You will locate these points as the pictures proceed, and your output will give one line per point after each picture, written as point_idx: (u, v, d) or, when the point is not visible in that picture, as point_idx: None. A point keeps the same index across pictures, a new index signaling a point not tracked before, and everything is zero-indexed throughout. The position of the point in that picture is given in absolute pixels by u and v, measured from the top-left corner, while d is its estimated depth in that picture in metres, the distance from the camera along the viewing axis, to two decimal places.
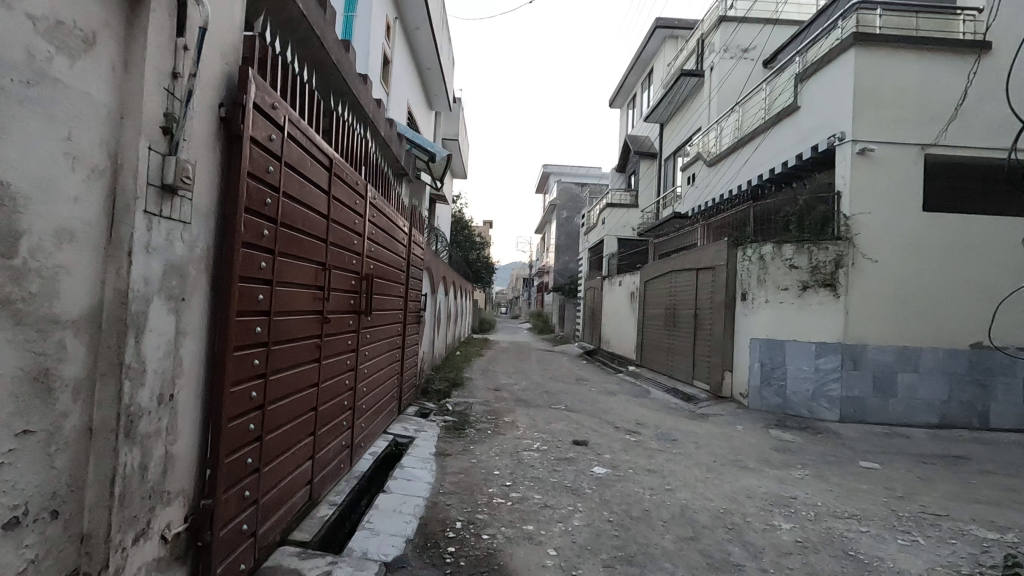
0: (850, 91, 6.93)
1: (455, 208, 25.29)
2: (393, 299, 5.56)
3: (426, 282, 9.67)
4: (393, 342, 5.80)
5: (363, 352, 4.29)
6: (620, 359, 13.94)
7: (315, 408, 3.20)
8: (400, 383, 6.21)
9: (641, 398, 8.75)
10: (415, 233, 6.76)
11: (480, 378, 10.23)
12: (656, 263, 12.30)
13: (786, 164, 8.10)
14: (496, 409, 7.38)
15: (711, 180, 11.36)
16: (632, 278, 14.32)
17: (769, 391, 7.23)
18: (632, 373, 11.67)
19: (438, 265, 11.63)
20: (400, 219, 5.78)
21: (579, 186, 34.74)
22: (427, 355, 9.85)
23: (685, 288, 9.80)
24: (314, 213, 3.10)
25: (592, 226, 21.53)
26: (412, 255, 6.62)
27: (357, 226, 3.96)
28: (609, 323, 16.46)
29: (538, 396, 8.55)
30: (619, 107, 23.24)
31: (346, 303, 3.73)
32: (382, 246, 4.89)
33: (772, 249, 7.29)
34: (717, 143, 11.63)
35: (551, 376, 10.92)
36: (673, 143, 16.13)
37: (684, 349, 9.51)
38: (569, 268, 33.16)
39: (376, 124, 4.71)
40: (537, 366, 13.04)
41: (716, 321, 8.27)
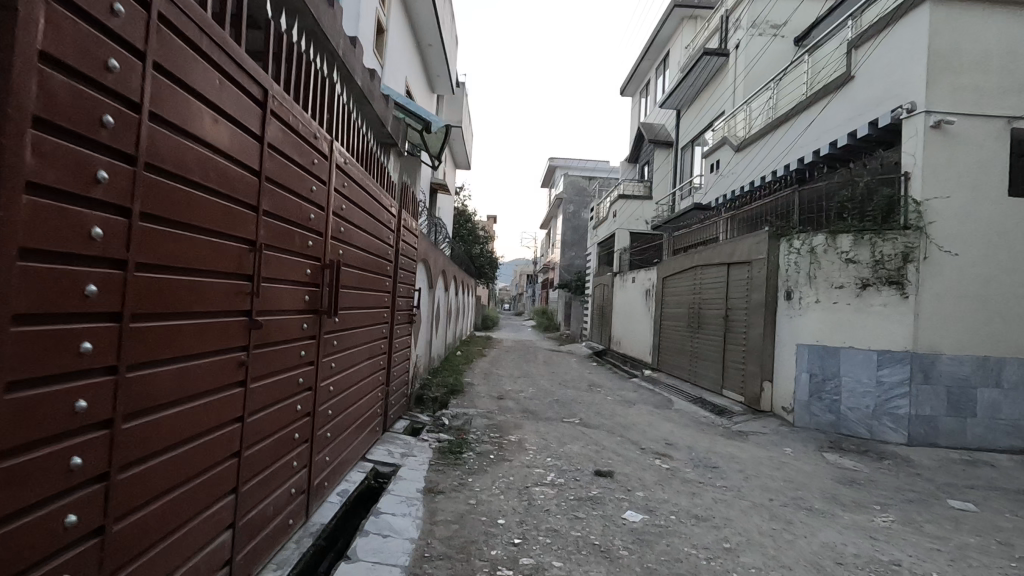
0: (923, 54, 5.86)
1: (458, 200, 24.24)
2: (375, 295, 4.53)
3: (423, 275, 8.63)
4: (376, 348, 4.78)
5: (327, 363, 3.27)
6: (634, 362, 12.90)
7: (238, 454, 2.18)
8: (385, 395, 5.20)
9: (665, 410, 7.71)
10: (407, 216, 5.73)
11: (481, 383, 9.21)
12: (675, 257, 11.24)
13: (836, 144, 7.11)
14: (499, 424, 6.34)
15: (739, 167, 10.35)
16: (647, 275, 13.26)
17: (819, 407, 6.17)
18: (649, 378, 10.61)
19: (438, 259, 10.60)
20: (385, 198, 4.74)
21: (586, 180, 33.61)
22: (423, 358, 8.82)
23: (713, 285, 8.74)
24: (232, 166, 2.06)
25: (601, 220, 20.47)
26: (402, 243, 5.58)
27: (317, 196, 2.93)
28: (621, 323, 15.37)
29: (547, 406, 7.53)
30: (631, 96, 22.13)
31: (296, 300, 2.70)
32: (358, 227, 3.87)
33: (825, 240, 6.23)
34: (746, 125, 10.57)
35: (560, 381, 9.88)
36: (693, 130, 15.04)
37: (712, 354, 8.46)
38: (575, 264, 32.10)
39: (349, 69, 3.67)
40: (543, 369, 11.99)
41: (752, 323, 7.20)
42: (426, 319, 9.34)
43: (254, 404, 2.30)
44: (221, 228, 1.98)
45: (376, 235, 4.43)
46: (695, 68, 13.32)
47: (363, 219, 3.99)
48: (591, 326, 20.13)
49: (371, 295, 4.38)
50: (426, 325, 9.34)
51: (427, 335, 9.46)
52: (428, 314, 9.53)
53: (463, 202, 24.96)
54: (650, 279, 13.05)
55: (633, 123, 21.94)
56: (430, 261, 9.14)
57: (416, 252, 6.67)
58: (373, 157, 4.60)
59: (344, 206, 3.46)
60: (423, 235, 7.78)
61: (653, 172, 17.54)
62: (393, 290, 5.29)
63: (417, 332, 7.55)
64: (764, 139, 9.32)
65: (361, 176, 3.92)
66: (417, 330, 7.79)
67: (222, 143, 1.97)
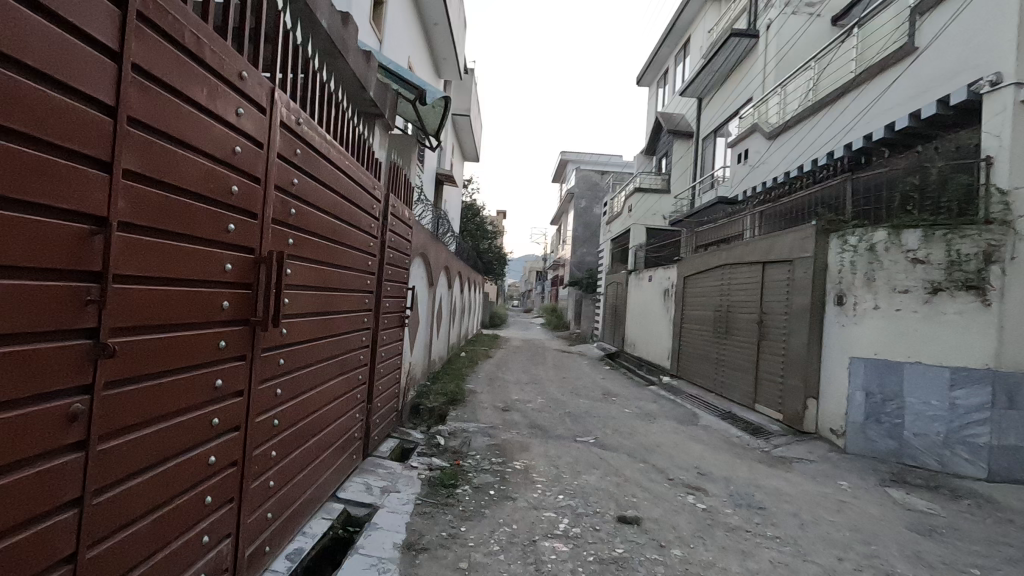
0: (1014, 16, 4.92)
1: (466, 194, 23.48)
2: (351, 296, 3.69)
3: (421, 271, 7.77)
4: (355, 358, 3.96)
5: (269, 389, 2.44)
6: (651, 366, 12.02)
7: (73, 557, 1.38)
8: (367, 412, 4.37)
9: (690, 427, 6.83)
10: (398, 202, 4.88)
11: (484, 391, 8.38)
12: (698, 255, 10.33)
13: (894, 127, 6.20)
14: (502, 444, 5.50)
15: (772, 156, 9.43)
16: (665, 274, 12.37)
17: (877, 431, 5.28)
18: (669, 386, 9.73)
19: (441, 253, 9.77)
20: (365, 177, 3.89)
21: (598, 174, 32.57)
22: (419, 363, 7.96)
23: (745, 286, 7.83)
24: (46, 92, 1.22)
25: (614, 215, 19.57)
26: (392, 233, 4.73)
27: (245, 162, 2.08)
28: (636, 325, 14.48)
29: (557, 421, 6.67)
30: (648, 86, 21.16)
31: (200, 310, 1.86)
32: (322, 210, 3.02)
33: (887, 236, 5.30)
34: (778, 111, 9.63)
35: (571, 389, 9.03)
36: (717, 119, 14.08)
37: (744, 363, 7.56)
38: (586, 261, 31.27)
39: (310, 6, 2.83)
40: (553, 373, 11.12)
41: (794, 331, 6.29)
42: (425, 319, 8.51)
43: (104, 477, 1.47)
44: (9, 193, 1.14)
45: (350, 221, 3.57)
46: (721, 52, 12.36)
47: (331, 199, 3.15)
48: (603, 326, 19.23)
49: (345, 295, 3.53)
50: (425, 325, 8.50)
51: (426, 337, 8.61)
52: (428, 313, 8.69)
53: (471, 195, 24.15)
54: (669, 278, 12.14)
55: (650, 114, 20.97)
56: (430, 256, 8.30)
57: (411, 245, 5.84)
58: (351, 127, 3.75)
59: (297, 181, 2.62)
60: (421, 226, 6.93)
61: (671, 164, 16.58)
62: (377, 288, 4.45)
63: (410, 333, 6.72)
64: (801, 125, 8.40)
65: (328, 146, 3.07)
66: (412, 331, 6.97)
67: (12, 46, 1.13)
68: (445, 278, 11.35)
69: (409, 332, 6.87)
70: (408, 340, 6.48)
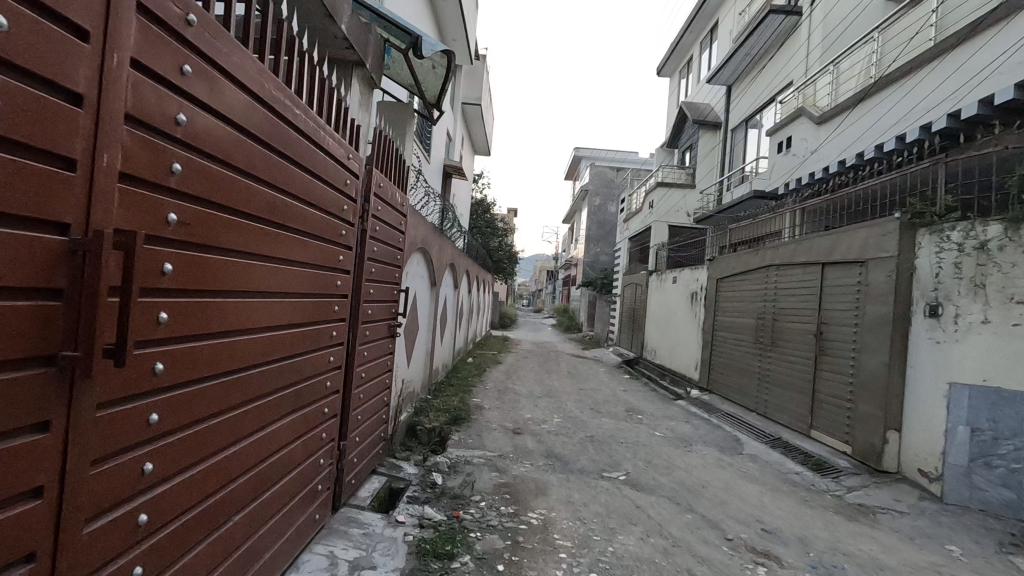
0: None
1: (476, 189, 22.53)
2: (309, 302, 2.67)
3: (420, 269, 6.72)
4: (320, 383, 2.95)
5: (129, 465, 1.44)
6: (676, 377, 10.94)
7: None
8: (342, 450, 3.37)
9: (736, 458, 5.75)
10: (386, 180, 3.85)
11: (493, 406, 7.38)
12: (732, 255, 9.23)
13: (994, 100, 5.05)
14: (511, 483, 4.47)
15: (824, 143, 8.29)
16: (693, 275, 11.28)
17: (985, 477, 4.17)
18: (701, 402, 8.65)
19: (445, 249, 8.72)
20: (332, 140, 2.87)
21: (613, 171, 31.41)
22: (417, 376, 6.94)
23: (796, 292, 6.74)
24: None
25: (632, 212, 18.48)
26: (377, 220, 3.71)
27: (26, 54, 1.07)
28: (657, 330, 13.36)
29: (578, 449, 5.63)
30: (670, 76, 20.04)
31: None
32: (247, 173, 1.99)
33: (1002, 231, 4.16)
34: (831, 92, 8.52)
35: (591, 406, 7.97)
36: (751, 107, 12.89)
37: (799, 382, 6.47)
38: (599, 260, 30.27)
39: None
40: (568, 384, 10.06)
41: (869, 347, 5.19)
42: (425, 325, 7.46)
43: None
44: None
45: (306, 197, 2.55)
46: (758, 32, 11.23)
47: (265, 161, 2.12)
48: (619, 330, 18.14)
49: (297, 301, 2.51)
50: (425, 332, 7.45)
51: (426, 346, 7.58)
52: (428, 318, 7.66)
53: (482, 191, 23.19)
54: (697, 280, 11.01)
55: (673, 106, 19.79)
56: (432, 254, 7.26)
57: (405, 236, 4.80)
58: (311, 68, 2.72)
59: (187, 118, 1.60)
60: (420, 217, 5.87)
61: (696, 157, 15.41)
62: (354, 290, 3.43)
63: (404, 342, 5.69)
64: (869, 104, 7.29)
65: (261, 79, 2.05)
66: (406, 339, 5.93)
67: None
68: (451, 278, 10.35)
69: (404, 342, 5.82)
70: (401, 351, 5.44)
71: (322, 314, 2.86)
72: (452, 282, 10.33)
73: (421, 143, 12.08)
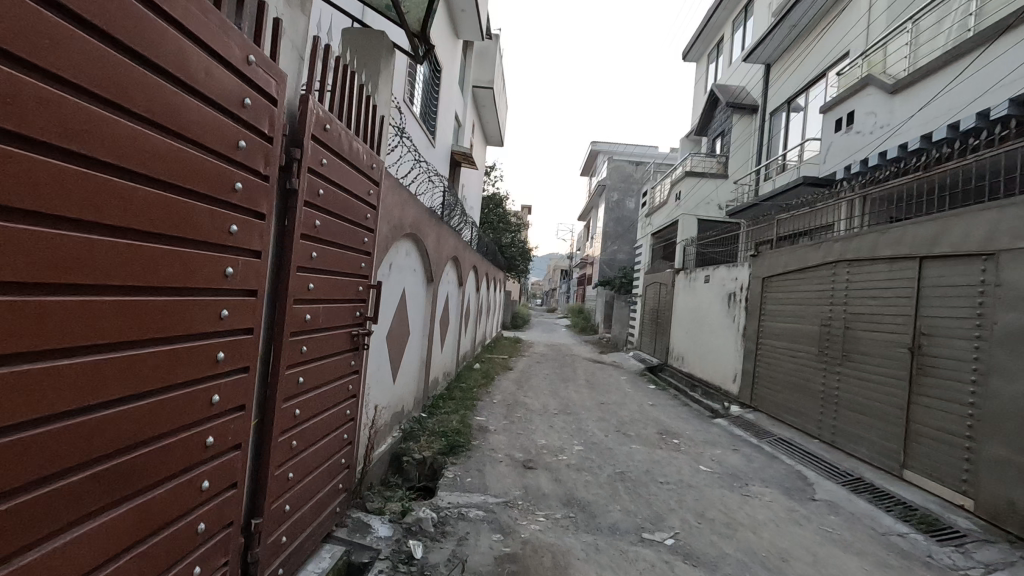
0: None
1: (488, 182, 21.34)
2: (128, 305, 1.43)
3: (410, 261, 5.47)
4: (194, 440, 1.75)
5: None
6: (710, 390, 9.63)
7: None
8: (253, 531, 2.18)
9: (810, 508, 4.44)
10: (337, 122, 2.60)
11: (499, 427, 6.16)
12: (781, 250, 7.89)
13: None
14: (517, 554, 3.22)
15: (902, 117, 6.91)
16: (730, 273, 9.94)
17: None
18: (745, 424, 7.35)
19: (446, 240, 7.45)
20: (209, 19, 1.65)
21: (633, 165, 29.95)
22: (407, 392, 5.71)
23: (877, 295, 5.41)
24: None
25: (655, 206, 17.13)
26: (319, 178, 2.46)
27: None
28: (686, 335, 12.00)
29: (606, 493, 4.37)
30: (698, 60, 18.59)
31: None
32: None
33: None
34: (914, 57, 7.14)
35: (616, 427, 6.69)
36: (796, 86, 11.47)
37: (883, 408, 5.15)
38: (617, 258, 28.98)
39: None
40: (587, 397, 8.78)
41: (1004, 369, 3.88)
42: (418, 329, 6.21)
43: None
44: None
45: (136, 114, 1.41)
46: None
47: (51, 38, 1.15)
48: (640, 333, 16.79)
49: (71, 307, 1.26)
50: (418, 337, 6.21)
51: (420, 355, 6.35)
52: (423, 321, 6.43)
53: (494, 185, 21.98)
54: (735, 279, 9.63)
55: (700, 92, 18.35)
56: (427, 244, 6.02)
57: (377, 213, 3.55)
58: None
59: None
60: (405, 192, 4.62)
61: (728, 144, 13.99)
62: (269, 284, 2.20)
63: (380, 350, 4.45)
64: (972, 66, 5.93)
65: None
66: (385, 348, 4.68)
67: None
68: (455, 274, 9.14)
69: (382, 353, 4.56)
70: (373, 365, 4.17)
71: (174, 327, 1.61)
72: (456, 279, 9.11)
73: (424, 125, 10.91)
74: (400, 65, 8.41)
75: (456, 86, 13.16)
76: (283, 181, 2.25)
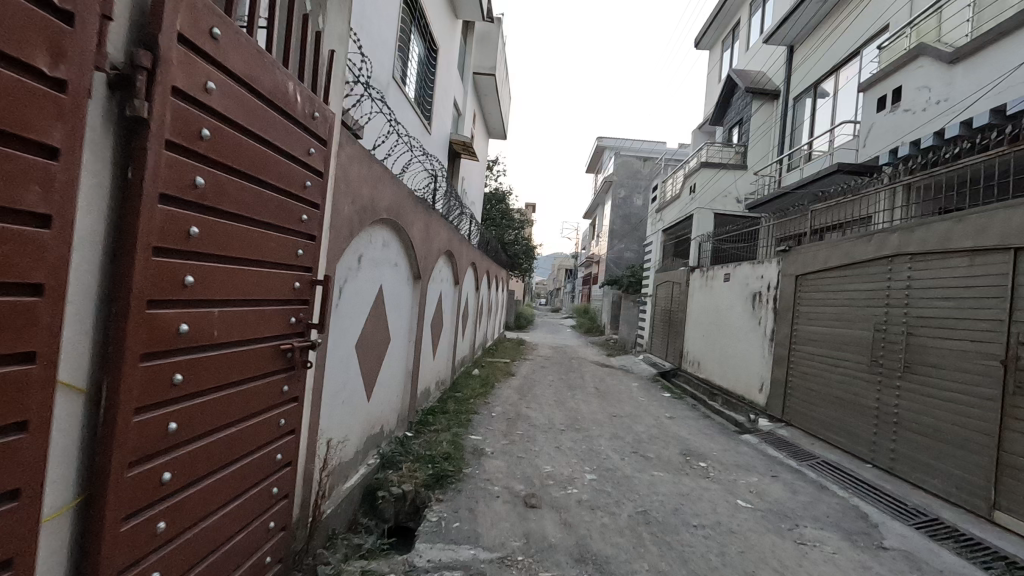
0: None
1: (490, 176, 20.44)
2: None
3: (392, 252, 4.54)
4: None
5: None
6: (733, 400, 8.71)
7: None
8: None
9: (885, 562, 3.53)
10: (237, 26, 1.70)
11: (497, 449, 5.28)
12: (817, 243, 6.97)
13: None
14: None
15: (965, 90, 6.00)
16: (754, 271, 9.01)
17: None
18: (780, 442, 6.44)
19: (437, 233, 6.53)
20: None
21: (640, 161, 28.98)
22: (387, 410, 4.82)
23: (953, 296, 4.50)
24: None
25: (666, 201, 16.21)
26: (199, 108, 1.56)
27: None
28: (703, 338, 11.09)
29: (629, 544, 3.47)
30: (712, 47, 17.60)
31: None
32: None
33: None
34: (979, 20, 6.18)
35: (633, 448, 5.79)
36: (825, 66, 10.51)
37: (965, 434, 4.25)
38: (623, 256, 28.09)
39: None
40: (597, 409, 7.87)
41: None
42: (402, 336, 5.30)
43: None
44: None
45: None
46: None
47: None
48: (650, 335, 15.88)
49: None
50: (402, 345, 5.29)
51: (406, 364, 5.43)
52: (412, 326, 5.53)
53: (497, 180, 21.07)
54: (761, 278, 8.70)
55: (713, 81, 17.40)
56: (414, 235, 5.12)
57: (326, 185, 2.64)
58: None
59: None
60: (378, 165, 3.70)
61: (746, 133, 13.04)
62: (86, 275, 1.31)
63: (341, 363, 3.53)
64: None
65: None
66: (354, 360, 3.77)
67: None
68: (450, 270, 8.25)
69: (347, 367, 3.63)
70: (329, 384, 3.24)
71: None
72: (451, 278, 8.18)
73: (419, 109, 10.01)
74: (389, 37, 7.52)
75: (455, 71, 12.25)
76: (121, 103, 1.35)
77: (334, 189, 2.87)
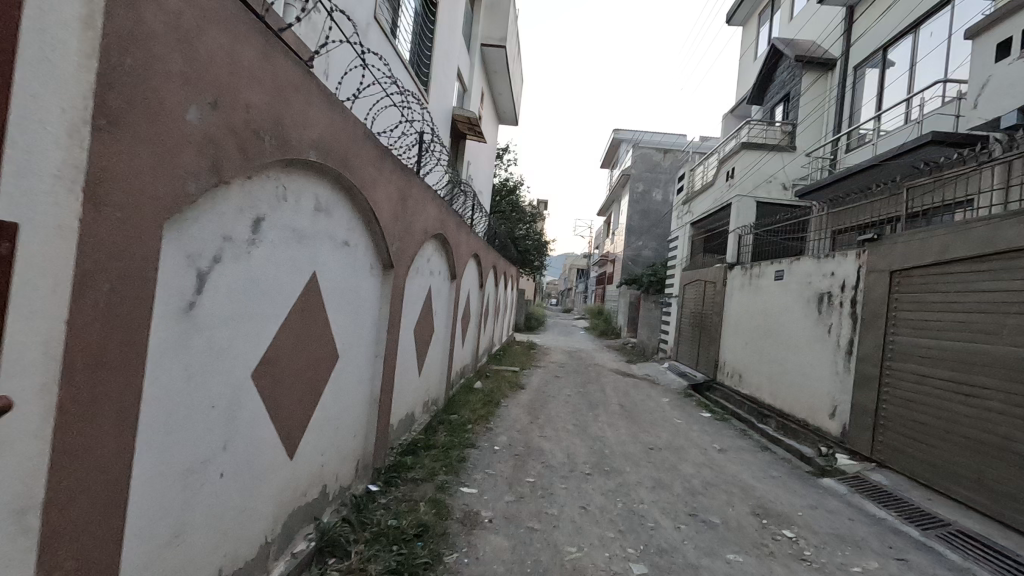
0: None
1: (501, 166, 18.87)
2: None
3: (339, 222, 2.95)
4: None
5: None
6: (797, 429, 7.04)
7: None
8: None
9: None
10: None
11: (498, 512, 3.68)
12: (925, 228, 5.29)
13: None
14: None
15: None
16: (819, 267, 7.32)
17: None
18: (881, 495, 4.80)
19: (432, 211, 4.89)
20: None
21: (661, 153, 27.21)
22: (334, 463, 3.24)
23: None
24: None
25: (695, 191, 14.53)
26: None
27: None
28: (746, 347, 9.42)
29: None
30: (747, 21, 15.87)
31: None
32: None
33: None
34: None
35: (687, 507, 4.17)
36: (901, 22, 8.79)
37: None
38: (641, 254, 26.47)
39: None
40: (627, 437, 6.28)
41: None
42: (368, 351, 3.70)
43: None
44: None
45: None
46: None
47: None
48: (677, 340, 14.23)
49: None
50: (367, 362, 3.70)
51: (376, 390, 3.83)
52: (387, 335, 3.95)
53: (507, 170, 19.50)
54: (831, 275, 7.01)
55: (748, 58, 15.63)
56: (384, 206, 3.51)
57: (42, 18, 1.16)
58: None
59: None
60: (293, 62, 2.12)
61: (795, 108, 11.27)
62: None
63: (210, 408, 1.96)
64: None
65: None
66: (250, 398, 2.20)
67: None
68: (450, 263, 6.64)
69: (229, 412, 2.07)
70: (158, 456, 1.68)
71: None
72: (454, 274, 6.48)
73: (414, 72, 8.44)
74: None
75: (459, 36, 10.69)
76: None
77: (124, 51, 1.30)
